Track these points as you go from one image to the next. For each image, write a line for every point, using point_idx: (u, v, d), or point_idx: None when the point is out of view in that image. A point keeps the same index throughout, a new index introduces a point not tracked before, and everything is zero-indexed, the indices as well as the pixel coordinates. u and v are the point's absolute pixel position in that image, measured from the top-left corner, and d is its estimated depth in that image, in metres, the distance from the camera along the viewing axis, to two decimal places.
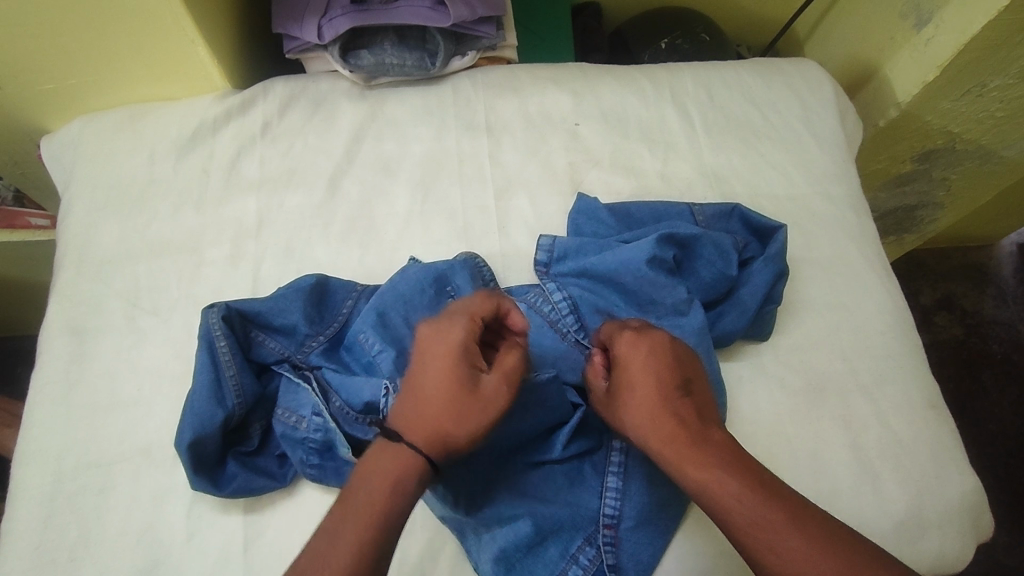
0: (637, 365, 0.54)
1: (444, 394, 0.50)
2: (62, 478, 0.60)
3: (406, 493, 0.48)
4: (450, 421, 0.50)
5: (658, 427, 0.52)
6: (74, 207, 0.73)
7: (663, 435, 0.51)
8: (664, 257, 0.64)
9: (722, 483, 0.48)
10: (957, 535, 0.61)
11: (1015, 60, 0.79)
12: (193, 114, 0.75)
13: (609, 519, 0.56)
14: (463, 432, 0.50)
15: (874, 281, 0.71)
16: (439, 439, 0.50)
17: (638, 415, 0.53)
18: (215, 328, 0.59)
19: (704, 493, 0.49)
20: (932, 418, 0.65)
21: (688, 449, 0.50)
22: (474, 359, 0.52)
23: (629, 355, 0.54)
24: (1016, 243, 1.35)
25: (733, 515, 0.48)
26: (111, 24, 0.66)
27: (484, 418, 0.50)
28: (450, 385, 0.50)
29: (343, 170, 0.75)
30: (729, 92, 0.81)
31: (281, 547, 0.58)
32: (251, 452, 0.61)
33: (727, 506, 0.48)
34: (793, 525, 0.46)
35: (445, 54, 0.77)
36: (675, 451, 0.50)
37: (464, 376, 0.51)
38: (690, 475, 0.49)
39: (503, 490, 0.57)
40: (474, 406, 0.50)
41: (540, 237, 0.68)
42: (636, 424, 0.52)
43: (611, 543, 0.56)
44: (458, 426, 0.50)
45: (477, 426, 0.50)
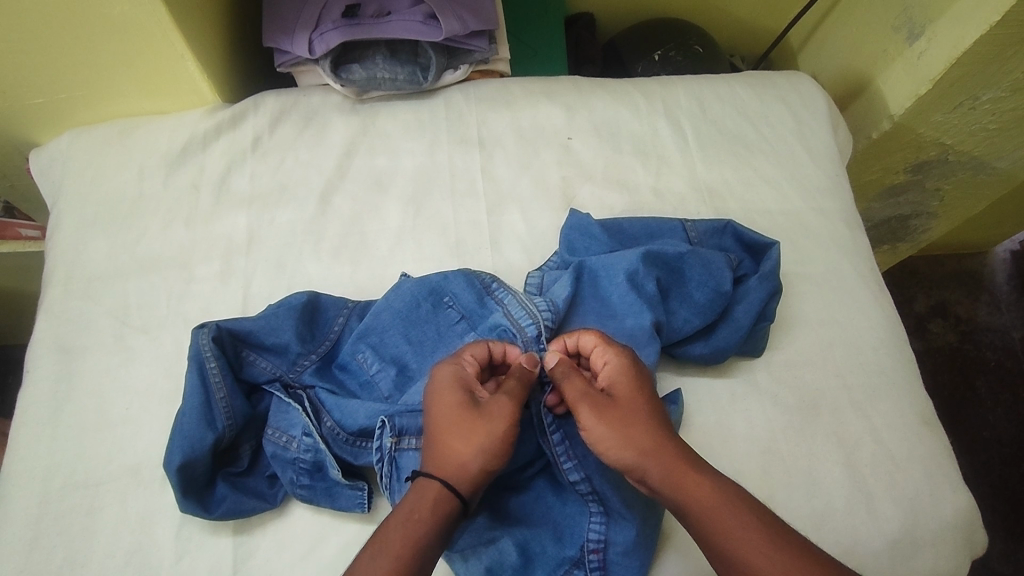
0: (627, 380, 0.56)
1: (448, 421, 0.53)
2: (49, 499, 0.60)
3: (432, 516, 0.49)
4: (460, 443, 0.52)
5: (659, 444, 0.52)
6: (63, 223, 0.73)
7: (665, 457, 0.52)
8: (645, 281, 0.64)
9: (725, 508, 0.49)
10: (951, 552, 0.61)
11: (1006, 75, 0.79)
12: (183, 129, 0.75)
13: (595, 544, 0.56)
14: (471, 454, 0.51)
15: (867, 297, 0.71)
16: (457, 464, 0.51)
17: (634, 432, 0.53)
18: (205, 349, 0.58)
19: (710, 517, 0.49)
20: (927, 435, 0.65)
21: (691, 470, 0.51)
22: (471, 387, 0.55)
23: (622, 372, 0.56)
24: (1010, 250, 1.35)
25: (728, 536, 0.48)
26: (99, 40, 0.66)
27: (493, 432, 0.52)
28: (454, 415, 0.53)
29: (334, 186, 0.75)
30: (722, 105, 0.81)
31: (271, 568, 0.57)
32: (241, 473, 0.60)
33: (732, 532, 0.48)
34: (773, 546, 0.47)
35: (437, 68, 0.77)
36: (679, 471, 0.51)
37: (463, 400, 0.54)
38: (694, 495, 0.50)
39: (489, 513, 0.57)
40: (480, 425, 0.52)
41: (529, 275, 0.68)
42: (636, 441, 0.53)
43: (597, 568, 0.56)
44: (468, 446, 0.52)
45: (489, 443, 0.52)
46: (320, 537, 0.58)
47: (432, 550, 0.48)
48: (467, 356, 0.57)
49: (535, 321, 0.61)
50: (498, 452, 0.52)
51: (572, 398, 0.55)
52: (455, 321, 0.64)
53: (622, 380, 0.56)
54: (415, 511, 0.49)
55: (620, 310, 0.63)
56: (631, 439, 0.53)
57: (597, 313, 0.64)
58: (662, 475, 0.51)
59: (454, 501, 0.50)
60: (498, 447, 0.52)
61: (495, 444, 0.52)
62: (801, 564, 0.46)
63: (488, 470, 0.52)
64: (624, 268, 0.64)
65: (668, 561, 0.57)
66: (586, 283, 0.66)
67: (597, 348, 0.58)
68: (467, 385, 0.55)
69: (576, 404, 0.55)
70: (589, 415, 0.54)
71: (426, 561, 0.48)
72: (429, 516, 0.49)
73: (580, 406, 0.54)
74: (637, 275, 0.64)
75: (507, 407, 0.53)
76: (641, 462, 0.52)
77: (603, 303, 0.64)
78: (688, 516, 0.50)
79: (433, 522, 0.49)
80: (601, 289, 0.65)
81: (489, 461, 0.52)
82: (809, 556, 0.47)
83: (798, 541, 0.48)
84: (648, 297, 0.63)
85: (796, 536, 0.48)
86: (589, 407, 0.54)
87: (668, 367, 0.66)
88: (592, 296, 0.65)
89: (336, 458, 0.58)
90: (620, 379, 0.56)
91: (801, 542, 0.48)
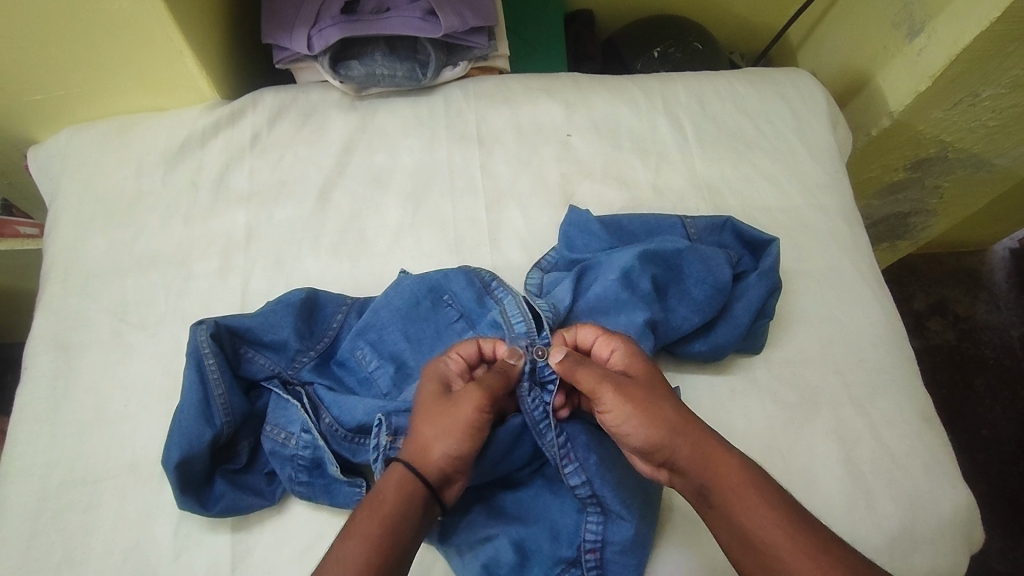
0: (641, 366, 0.56)
1: (420, 411, 0.54)
2: (48, 496, 0.60)
3: (395, 500, 0.50)
4: (428, 430, 0.53)
5: (685, 422, 0.53)
6: (61, 220, 0.72)
7: (691, 435, 0.52)
8: (642, 279, 0.63)
9: (751, 486, 0.50)
10: (950, 549, 0.61)
11: (1007, 72, 0.79)
12: (181, 126, 0.75)
13: (591, 543, 0.56)
14: (436, 440, 0.52)
15: (866, 293, 0.71)
16: (424, 450, 0.52)
17: (661, 408, 0.53)
18: (204, 345, 0.58)
19: (738, 495, 0.49)
20: (926, 432, 0.65)
21: (715, 448, 0.51)
22: (451, 382, 0.57)
23: (635, 356, 0.57)
24: (1009, 248, 1.35)
25: (755, 511, 0.48)
26: (97, 36, 0.66)
27: (458, 418, 0.53)
28: (426, 404, 0.55)
29: (332, 183, 0.74)
30: (721, 102, 0.81)
31: (270, 566, 0.57)
32: (240, 469, 0.60)
33: (763, 511, 0.48)
34: (799, 523, 0.48)
35: (436, 64, 0.77)
36: (706, 449, 0.51)
37: (437, 392, 0.55)
38: (720, 472, 0.50)
39: (486, 509, 0.57)
40: (447, 411, 0.53)
41: (529, 273, 0.69)
42: (662, 417, 0.52)
43: (594, 567, 0.56)
44: (433, 432, 0.53)
45: (452, 427, 0.52)
46: (319, 534, 0.58)
47: (400, 533, 0.49)
48: (456, 354, 0.59)
49: (524, 318, 0.61)
50: (466, 437, 0.53)
51: (591, 382, 0.54)
52: (454, 319, 0.64)
53: (637, 364, 0.56)
54: (381, 495, 0.50)
55: (616, 306, 0.63)
56: (657, 417, 0.52)
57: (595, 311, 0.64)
58: (688, 452, 0.51)
59: (418, 486, 0.51)
60: (464, 431, 0.53)
61: (461, 427, 0.53)
62: (825, 543, 0.47)
63: (453, 455, 0.52)
64: (620, 266, 0.64)
65: (668, 558, 0.57)
66: (585, 281, 0.66)
67: (600, 339, 0.59)
68: (444, 379, 0.56)
69: (597, 387, 0.54)
70: (613, 394, 0.54)
71: (393, 544, 0.48)
72: (394, 499, 0.50)
73: (602, 387, 0.54)
74: (634, 272, 0.64)
75: (476, 392, 0.54)
76: (668, 439, 0.52)
77: (599, 299, 0.64)
78: (713, 494, 0.50)
79: (396, 506, 0.49)
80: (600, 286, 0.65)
81: (457, 445, 0.52)
82: (832, 540, 0.47)
83: (820, 527, 0.48)
84: (642, 296, 0.63)
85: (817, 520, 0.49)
86: (612, 387, 0.54)
87: (668, 364, 0.66)
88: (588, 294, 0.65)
89: (334, 454, 0.58)
90: (634, 363, 0.56)
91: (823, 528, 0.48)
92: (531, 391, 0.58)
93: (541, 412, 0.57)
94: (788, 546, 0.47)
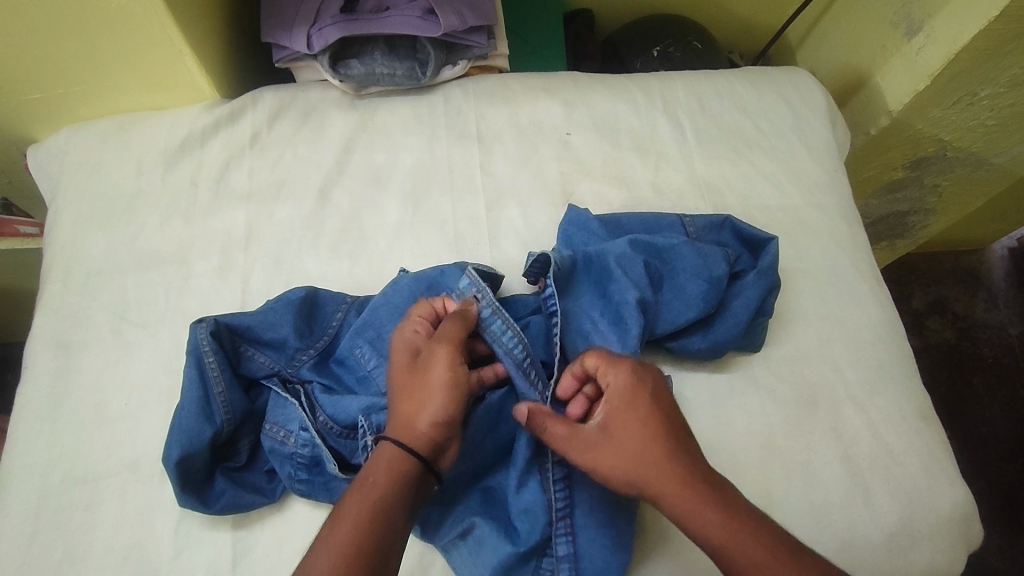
0: (625, 407, 0.54)
1: (397, 387, 0.56)
2: (48, 494, 0.60)
3: (387, 477, 0.51)
4: (407, 404, 0.55)
5: (656, 470, 0.51)
6: (61, 218, 0.73)
7: (667, 492, 0.51)
8: (640, 281, 0.63)
9: (737, 540, 0.49)
10: (947, 546, 0.61)
11: (1005, 71, 0.80)
12: (181, 125, 0.75)
13: (561, 509, 0.56)
14: (417, 410, 0.54)
15: (865, 291, 0.71)
16: (407, 423, 0.54)
17: (631, 463, 0.52)
18: (204, 343, 0.58)
19: (723, 550, 0.49)
20: (924, 429, 0.65)
21: (697, 501, 0.50)
22: (417, 346, 0.58)
23: (617, 395, 0.55)
24: (1007, 247, 1.35)
25: (743, 565, 0.48)
26: (97, 35, 0.66)
27: (432, 383, 0.54)
28: (401, 378, 0.56)
29: (332, 181, 0.75)
30: (720, 101, 0.81)
31: (270, 563, 0.57)
32: (240, 467, 0.60)
33: (753, 559, 0.48)
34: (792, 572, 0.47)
35: (436, 63, 0.77)
36: (686, 504, 0.50)
37: (406, 362, 0.57)
38: (705, 526, 0.49)
39: (481, 498, 0.58)
40: (421, 381, 0.55)
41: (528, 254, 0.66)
42: (636, 475, 0.52)
43: (567, 533, 0.55)
44: (412, 404, 0.54)
45: (430, 395, 0.54)
46: None
47: (392, 508, 0.50)
48: (413, 318, 0.60)
49: (466, 273, 0.63)
50: (446, 399, 0.54)
51: (563, 433, 0.54)
52: None
53: (619, 405, 0.54)
54: (372, 477, 0.51)
55: (607, 308, 0.63)
56: (632, 474, 0.52)
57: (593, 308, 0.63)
58: (670, 505, 0.51)
59: (407, 460, 0.52)
60: (444, 393, 0.54)
61: (438, 390, 0.54)
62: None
63: (439, 421, 0.54)
64: (614, 261, 0.64)
65: (666, 555, 0.57)
66: (585, 276, 0.65)
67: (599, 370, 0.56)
68: (412, 346, 0.58)
69: (565, 445, 0.54)
70: (584, 454, 0.53)
71: (385, 522, 0.49)
72: (387, 477, 0.51)
73: (573, 445, 0.54)
74: (628, 266, 0.63)
75: (444, 351, 0.56)
76: (648, 492, 0.52)
77: (590, 300, 0.64)
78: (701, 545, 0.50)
79: (386, 484, 0.51)
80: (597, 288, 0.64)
81: (439, 410, 0.54)
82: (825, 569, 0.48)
83: (814, 563, 0.48)
84: (639, 289, 0.62)
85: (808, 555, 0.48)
86: (582, 446, 0.53)
87: (668, 361, 0.66)
88: (583, 290, 0.65)
89: (332, 451, 0.58)
90: (617, 405, 0.54)
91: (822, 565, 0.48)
92: (506, 327, 0.59)
93: (519, 349, 0.59)
94: None
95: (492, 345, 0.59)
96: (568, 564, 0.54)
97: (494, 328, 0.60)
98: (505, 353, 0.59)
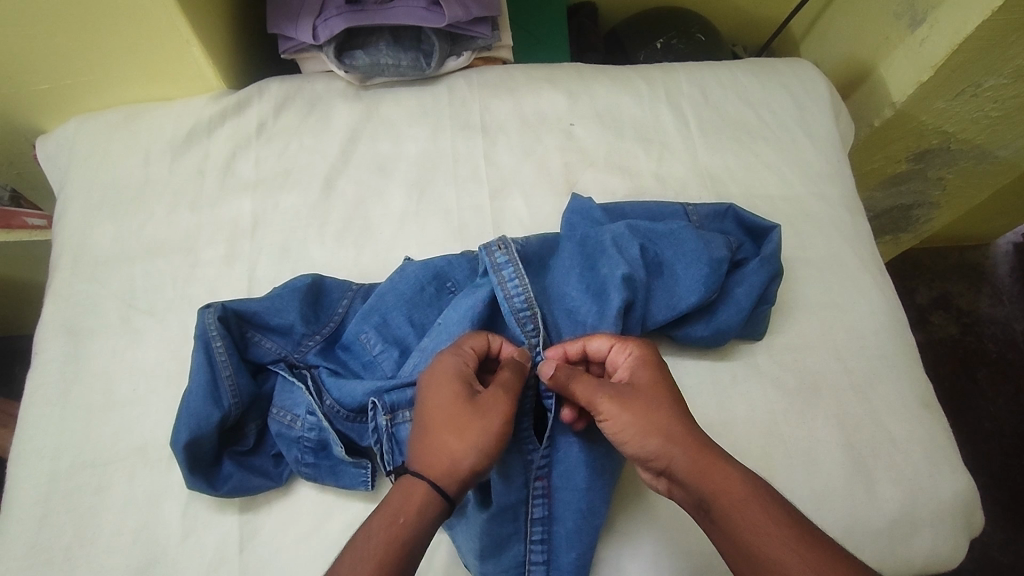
0: (648, 374, 0.56)
1: (442, 415, 0.52)
2: (57, 477, 0.60)
3: (417, 518, 0.48)
4: (453, 441, 0.51)
5: (682, 430, 0.52)
6: (69, 207, 0.73)
7: (687, 450, 0.51)
8: (633, 261, 0.63)
9: (748, 500, 0.49)
10: (949, 533, 0.61)
11: (1009, 61, 0.79)
12: (187, 115, 0.75)
13: (540, 471, 0.57)
14: (463, 451, 0.51)
15: (867, 281, 0.71)
16: (447, 461, 0.50)
17: (659, 418, 0.53)
18: (212, 328, 0.59)
19: (735, 508, 0.49)
20: (926, 417, 0.65)
21: (716, 459, 0.51)
22: (469, 379, 0.54)
23: (645, 363, 0.56)
24: (1012, 242, 1.35)
25: (752, 527, 0.48)
26: (105, 25, 0.67)
27: (490, 431, 0.51)
28: (451, 410, 0.52)
29: (338, 170, 0.75)
30: (724, 91, 0.82)
31: (276, 546, 0.58)
32: (247, 451, 0.61)
33: (760, 520, 0.48)
34: (797, 541, 0.47)
35: (440, 54, 0.78)
36: (706, 460, 0.51)
37: (460, 395, 0.53)
38: (721, 485, 0.50)
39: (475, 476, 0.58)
40: (474, 422, 0.51)
41: (495, 240, 0.62)
42: (660, 429, 0.52)
43: (543, 495, 0.57)
44: (460, 443, 0.51)
45: (482, 440, 0.51)
46: (325, 514, 0.59)
47: (414, 550, 0.48)
48: (466, 348, 0.56)
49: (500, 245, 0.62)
50: (492, 450, 0.51)
51: (588, 393, 0.54)
52: None
53: (643, 374, 0.55)
54: (401, 514, 0.48)
55: (594, 285, 0.63)
56: (658, 427, 0.52)
57: (575, 290, 0.63)
58: (687, 464, 0.51)
59: (440, 503, 0.49)
60: (492, 444, 0.51)
61: (487, 439, 0.51)
62: (812, 547, 0.47)
63: (478, 469, 0.51)
64: (610, 241, 0.64)
65: (660, 535, 0.58)
66: (572, 259, 0.64)
67: (613, 347, 0.57)
68: (466, 381, 0.54)
69: (594, 399, 0.54)
70: (610, 406, 0.53)
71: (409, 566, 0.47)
72: (415, 518, 0.48)
73: (599, 399, 0.54)
74: (624, 248, 0.64)
75: (506, 402, 0.53)
76: (666, 448, 0.52)
77: (576, 277, 0.63)
78: (712, 507, 0.50)
79: (417, 524, 0.48)
80: (583, 270, 0.64)
81: (482, 457, 0.51)
82: (817, 543, 0.47)
83: (815, 536, 0.47)
84: (630, 268, 0.62)
85: (806, 524, 0.48)
86: (608, 397, 0.54)
87: (669, 350, 0.66)
88: (570, 266, 0.64)
89: (339, 435, 0.59)
90: (641, 372, 0.56)
91: (825, 541, 0.47)
92: (516, 276, 0.60)
93: (521, 298, 0.60)
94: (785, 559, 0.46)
95: (496, 285, 0.60)
96: (541, 525, 0.57)
97: (504, 274, 0.60)
98: (506, 297, 0.60)
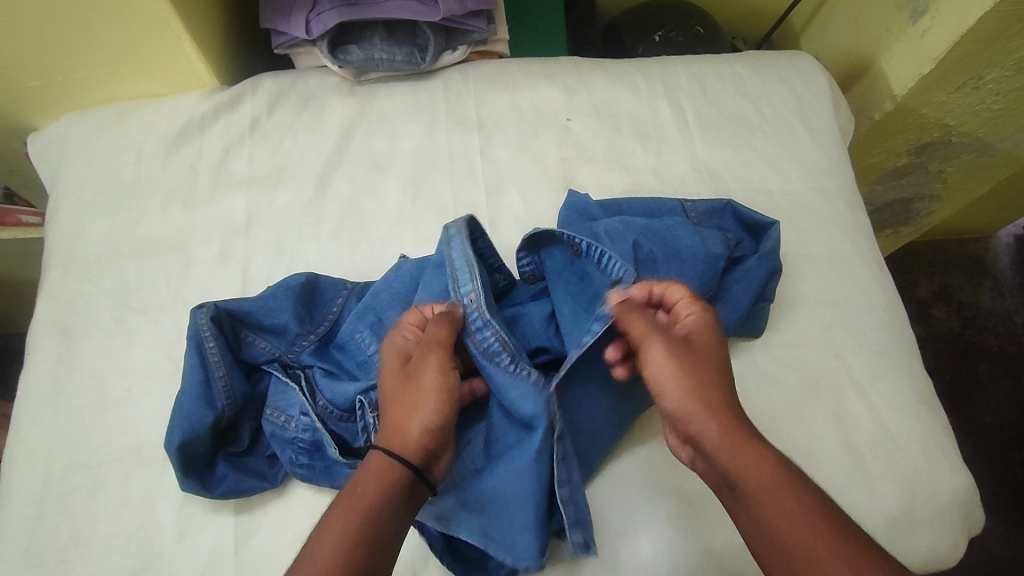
0: (707, 336, 0.55)
1: (389, 391, 0.54)
2: (50, 479, 0.60)
3: (376, 486, 0.49)
4: (399, 411, 0.52)
5: (725, 403, 0.52)
6: (62, 206, 0.73)
7: (722, 422, 0.51)
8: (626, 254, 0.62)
9: (774, 486, 0.48)
10: (948, 531, 0.61)
11: (1012, 52, 0.78)
12: (179, 112, 0.75)
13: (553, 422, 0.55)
14: (409, 417, 0.52)
15: (867, 276, 0.71)
16: (398, 430, 0.52)
17: (716, 386, 0.52)
18: (204, 328, 0.58)
19: (763, 490, 0.48)
20: (925, 414, 0.65)
21: (749, 441, 0.50)
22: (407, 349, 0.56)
23: (705, 325, 0.56)
24: (1013, 234, 1.34)
25: (777, 512, 0.47)
26: (94, 19, 0.65)
27: (427, 391, 0.53)
28: (393, 384, 0.54)
29: (332, 167, 0.74)
30: (722, 85, 0.81)
31: (272, 548, 0.57)
32: (241, 452, 0.60)
33: (788, 506, 0.47)
34: (822, 530, 0.46)
35: (435, 48, 0.77)
36: (738, 440, 0.50)
37: (398, 368, 0.55)
38: (751, 465, 0.49)
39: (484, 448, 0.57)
40: (413, 387, 0.53)
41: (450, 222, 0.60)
42: (702, 393, 0.52)
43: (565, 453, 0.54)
44: (404, 411, 0.52)
45: (422, 403, 0.52)
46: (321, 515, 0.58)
47: (381, 517, 0.48)
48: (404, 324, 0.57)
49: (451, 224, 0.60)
50: (439, 406, 0.53)
51: (640, 334, 0.54)
52: None
53: (702, 333, 0.55)
54: (361, 486, 0.49)
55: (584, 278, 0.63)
56: (702, 390, 0.52)
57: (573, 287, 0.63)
58: (720, 435, 0.50)
59: (398, 470, 0.50)
60: (435, 401, 0.52)
61: (429, 399, 0.52)
62: (837, 534, 0.46)
63: (429, 430, 0.52)
64: (604, 234, 0.64)
65: None
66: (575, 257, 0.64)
67: (684, 299, 0.57)
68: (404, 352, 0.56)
69: (647, 338, 0.54)
70: (661, 351, 0.53)
71: (371, 530, 0.47)
72: (374, 486, 0.49)
73: (652, 341, 0.54)
74: (618, 242, 0.63)
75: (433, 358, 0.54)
76: (700, 413, 0.51)
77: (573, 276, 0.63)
78: (740, 487, 0.49)
79: (376, 493, 0.49)
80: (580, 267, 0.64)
81: (429, 416, 0.52)
82: (845, 533, 0.46)
83: (845, 525, 0.46)
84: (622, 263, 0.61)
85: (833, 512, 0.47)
86: (664, 343, 0.53)
87: None
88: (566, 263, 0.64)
89: (333, 435, 0.58)
90: (700, 333, 0.55)
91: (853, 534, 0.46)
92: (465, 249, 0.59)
93: (465, 269, 0.58)
94: (809, 545, 0.45)
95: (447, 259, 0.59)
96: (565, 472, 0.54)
97: (453, 247, 0.59)
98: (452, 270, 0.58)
